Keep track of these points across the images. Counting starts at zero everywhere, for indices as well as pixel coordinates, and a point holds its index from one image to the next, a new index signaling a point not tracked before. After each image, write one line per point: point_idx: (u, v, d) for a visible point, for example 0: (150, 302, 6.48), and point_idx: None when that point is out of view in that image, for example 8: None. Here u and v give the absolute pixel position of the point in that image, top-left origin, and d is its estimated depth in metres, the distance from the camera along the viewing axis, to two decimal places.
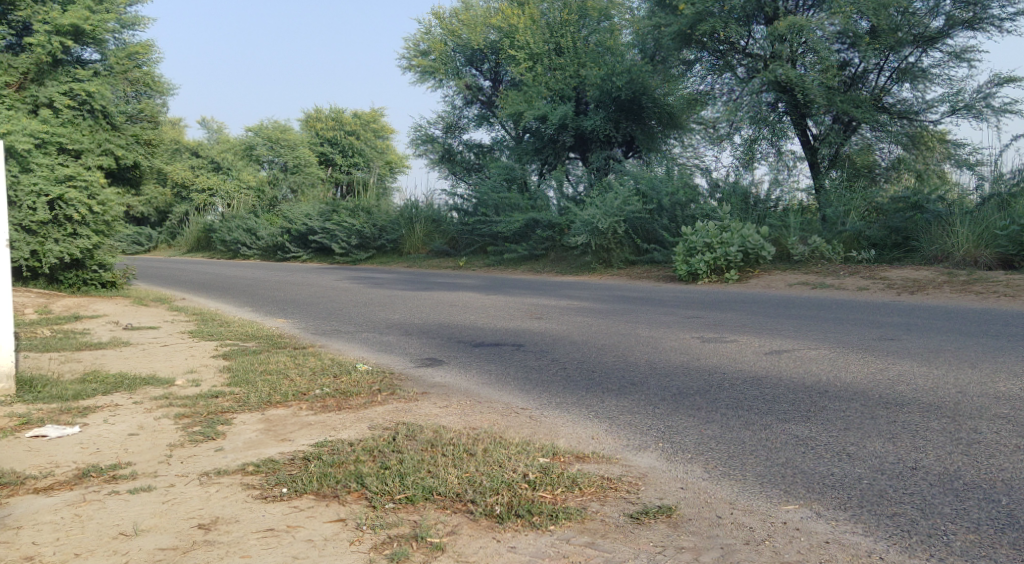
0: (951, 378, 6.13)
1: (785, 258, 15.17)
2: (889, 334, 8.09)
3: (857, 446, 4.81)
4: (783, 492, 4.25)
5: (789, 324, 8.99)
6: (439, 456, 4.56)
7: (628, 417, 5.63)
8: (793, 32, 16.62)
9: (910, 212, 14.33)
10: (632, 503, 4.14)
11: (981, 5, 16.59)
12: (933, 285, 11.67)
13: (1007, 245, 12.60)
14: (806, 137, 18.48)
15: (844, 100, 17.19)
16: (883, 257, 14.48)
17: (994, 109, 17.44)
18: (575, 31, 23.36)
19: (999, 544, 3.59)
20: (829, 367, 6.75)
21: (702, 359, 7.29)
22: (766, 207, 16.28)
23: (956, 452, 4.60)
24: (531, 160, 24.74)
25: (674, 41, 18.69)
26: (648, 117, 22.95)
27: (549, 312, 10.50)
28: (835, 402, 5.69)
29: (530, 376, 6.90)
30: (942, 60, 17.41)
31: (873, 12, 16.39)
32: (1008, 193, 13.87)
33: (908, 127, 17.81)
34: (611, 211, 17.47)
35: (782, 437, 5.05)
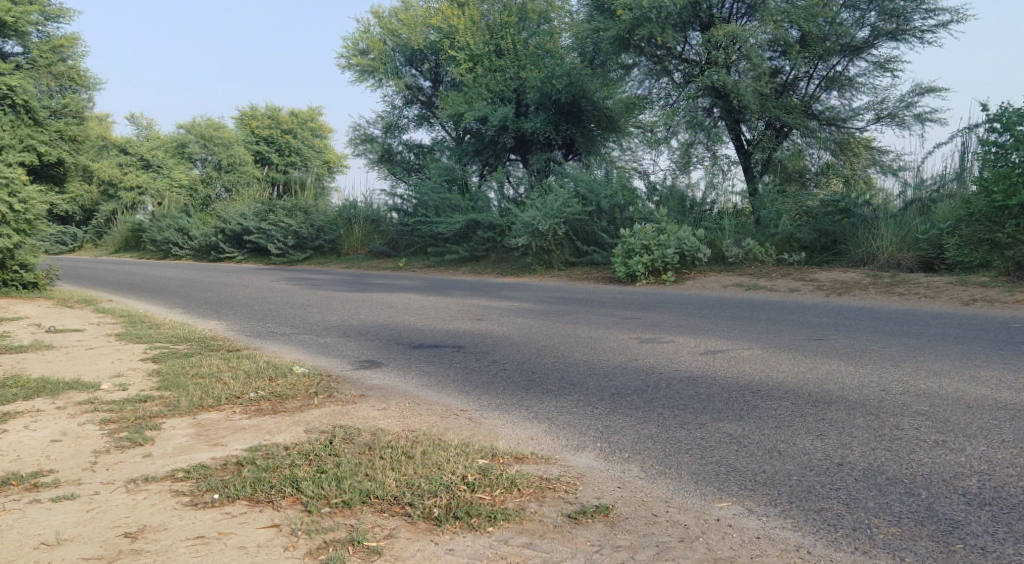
0: (876, 377, 6.34)
1: (720, 260, 15.47)
2: (819, 334, 8.33)
3: (787, 443, 4.94)
4: (717, 490, 4.33)
5: (724, 325, 9.17)
6: (378, 460, 4.53)
7: (567, 418, 5.67)
8: (728, 40, 16.97)
9: (838, 216, 14.78)
10: (570, 503, 4.17)
11: (904, 17, 17.19)
12: (860, 287, 12.04)
13: (928, 248, 13.10)
14: (741, 142, 18.86)
15: (776, 106, 17.63)
16: (813, 259, 14.89)
17: (917, 118, 18.07)
18: (515, 33, 23.45)
19: (919, 536, 3.72)
20: (761, 366, 6.92)
21: (639, 359, 7.39)
22: (702, 210, 16.56)
23: (880, 448, 4.76)
24: (471, 161, 24.66)
25: (613, 46, 18.91)
26: (588, 121, 23.22)
27: (488, 313, 10.52)
28: (767, 400, 5.83)
29: (469, 377, 6.89)
30: (868, 69, 17.98)
31: (803, 21, 16.81)
32: (930, 199, 14.41)
33: (836, 133, 18.38)
34: (551, 212, 17.52)
35: (715, 435, 5.16)
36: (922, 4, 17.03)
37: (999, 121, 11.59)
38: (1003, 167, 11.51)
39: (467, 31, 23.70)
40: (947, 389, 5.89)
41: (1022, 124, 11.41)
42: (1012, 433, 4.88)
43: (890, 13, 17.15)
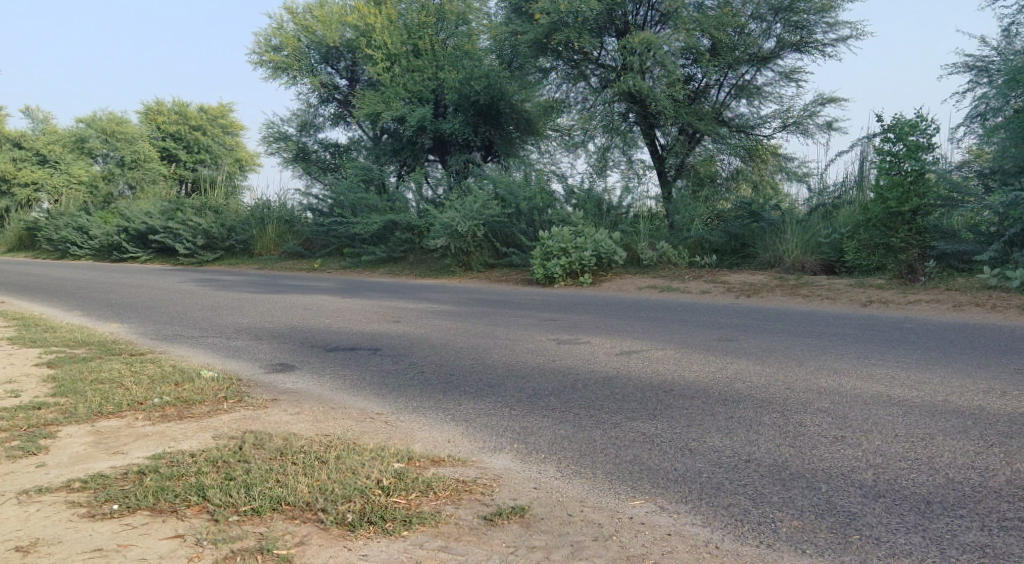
0: (781, 376, 6.54)
1: (635, 262, 15.74)
2: (729, 335, 8.54)
3: (698, 441, 5.06)
4: (631, 488, 4.40)
5: (639, 326, 9.32)
6: (290, 465, 4.44)
7: (484, 419, 5.67)
8: (643, 46, 17.30)
9: (748, 220, 15.32)
10: (486, 505, 4.18)
11: (807, 29, 17.89)
12: (767, 289, 12.43)
13: (831, 252, 13.64)
14: (655, 147, 19.22)
15: (689, 112, 18.03)
16: (723, 261, 15.30)
17: (820, 126, 18.76)
18: (433, 33, 23.37)
19: (819, 529, 3.86)
20: (673, 366, 7.06)
21: (556, 360, 7.44)
22: (618, 213, 16.80)
23: (784, 444, 4.92)
24: (389, 161, 24.37)
25: (531, 49, 19.04)
26: (507, 123, 23.38)
27: (405, 315, 10.43)
28: (680, 400, 5.95)
29: (385, 380, 6.82)
30: (774, 79, 18.57)
31: (714, 30, 17.29)
32: (833, 204, 14.98)
33: (745, 140, 18.85)
34: (470, 214, 17.48)
35: (629, 434, 5.24)
36: (824, 18, 17.74)
37: (893, 132, 12.14)
38: (897, 175, 12.10)
39: (384, 29, 23.40)
40: (846, 386, 6.12)
41: (914, 134, 11.97)
42: (905, 428, 5.10)
43: (795, 25, 17.81)
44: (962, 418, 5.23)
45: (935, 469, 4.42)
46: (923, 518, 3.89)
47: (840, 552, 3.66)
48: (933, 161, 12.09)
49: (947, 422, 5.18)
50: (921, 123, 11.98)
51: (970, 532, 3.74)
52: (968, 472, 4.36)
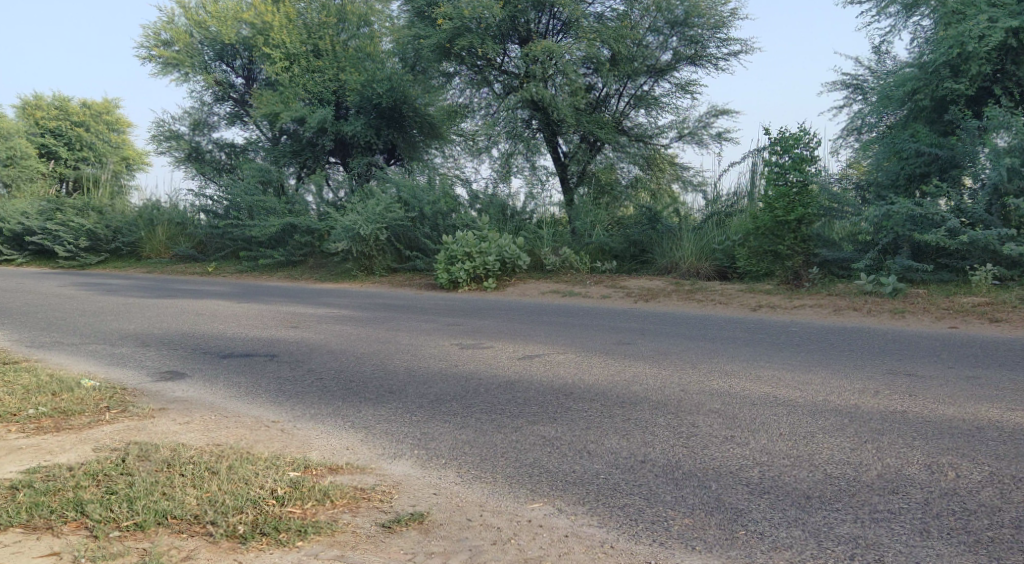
0: (677, 378, 6.73)
1: (538, 267, 15.88)
2: (627, 339, 8.73)
3: (596, 443, 5.14)
4: (530, 492, 4.44)
5: (541, 331, 9.40)
6: (177, 477, 4.28)
7: (384, 426, 5.61)
8: (545, 55, 17.51)
9: (647, 226, 15.71)
10: (384, 512, 4.13)
11: (701, 44, 18.51)
12: (664, 294, 12.78)
13: (723, 259, 14.16)
14: (558, 154, 19.42)
15: (590, 121, 18.38)
16: (623, 267, 15.62)
17: (713, 137, 19.40)
18: (334, 34, 23.01)
19: (709, 526, 3.98)
20: (573, 370, 7.17)
21: (458, 365, 7.43)
22: (520, 218, 16.91)
23: (678, 444, 5.05)
24: (288, 162, 23.81)
25: (434, 53, 19.05)
26: (410, 126, 23.36)
27: (303, 321, 10.22)
28: (579, 403, 6.04)
29: (283, 388, 6.66)
30: (670, 90, 19.10)
31: (613, 41, 17.68)
32: (726, 212, 15.52)
33: (643, 149, 19.42)
34: (372, 218, 17.28)
35: (529, 438, 5.28)
36: (716, 33, 18.41)
37: (780, 144, 12.65)
38: (784, 186, 12.58)
39: (281, 28, 22.65)
40: (737, 388, 6.34)
41: (799, 147, 12.51)
42: (788, 426, 5.32)
43: (690, 39, 18.40)
44: (840, 417, 5.49)
45: (814, 465, 4.63)
46: (803, 512, 4.07)
47: (727, 548, 3.78)
48: (815, 173, 12.67)
49: (827, 420, 5.42)
50: (804, 136, 12.53)
51: (844, 524, 3.93)
52: (845, 467, 4.58)
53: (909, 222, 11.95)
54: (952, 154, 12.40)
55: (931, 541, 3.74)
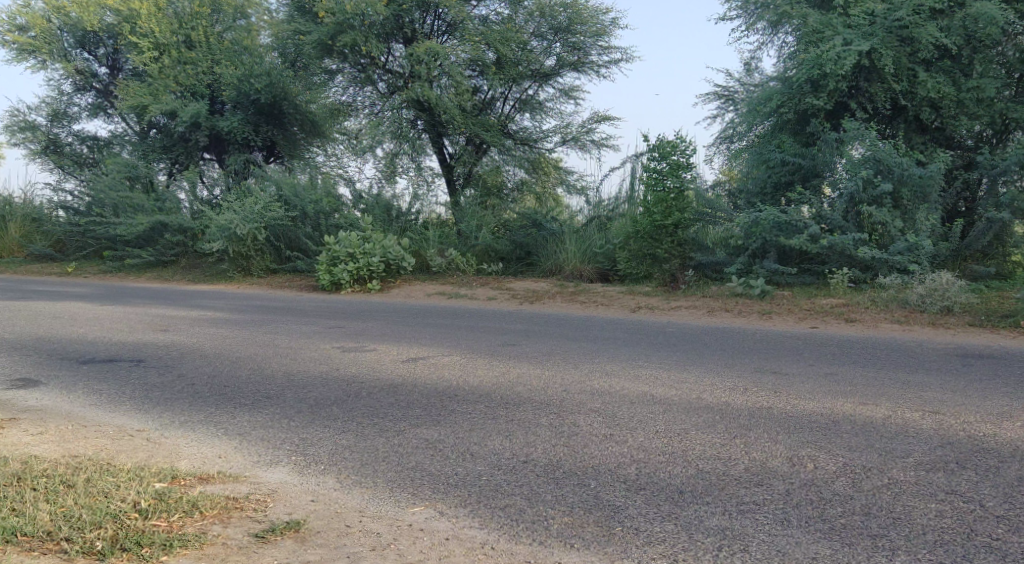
0: (559, 378, 6.82)
1: (424, 269, 15.76)
2: (511, 340, 8.76)
3: (479, 445, 5.12)
4: (411, 495, 4.38)
5: (426, 333, 9.34)
6: (28, 492, 4.00)
7: (260, 432, 5.41)
8: (430, 56, 17.42)
9: (531, 229, 15.86)
10: (257, 522, 3.98)
11: (584, 50, 18.93)
12: (548, 295, 12.93)
13: (604, 261, 14.49)
14: (443, 155, 19.34)
15: (475, 123, 18.35)
16: (509, 269, 15.70)
17: (595, 143, 19.79)
18: (208, 25, 22.03)
19: (588, 524, 4.02)
20: (458, 372, 7.13)
21: (339, 369, 7.26)
22: (405, 220, 16.74)
23: (560, 444, 5.10)
24: (158, 158, 22.74)
25: (315, 50, 18.65)
26: (290, 123, 22.86)
27: (173, 324, 9.77)
28: (463, 405, 6.02)
29: (150, 394, 6.34)
30: (554, 96, 19.36)
31: (498, 44, 17.79)
32: (607, 216, 15.90)
33: (529, 152, 19.52)
34: (250, 217, 16.75)
35: (411, 441, 5.21)
36: (597, 40, 18.86)
37: (657, 151, 13.00)
38: (661, 192, 12.93)
39: (150, 16, 21.36)
40: (617, 387, 6.47)
41: (675, 153, 12.90)
42: (664, 424, 5.46)
43: (573, 46, 18.77)
44: (712, 414, 5.67)
45: (687, 461, 4.76)
46: (676, 507, 4.17)
47: (604, 544, 3.83)
48: (691, 180, 13.11)
49: (699, 417, 5.60)
50: (680, 143, 12.93)
51: (714, 517, 4.05)
52: (715, 462, 4.74)
53: (775, 228, 12.56)
54: (812, 164, 13.15)
55: (792, 529, 3.90)
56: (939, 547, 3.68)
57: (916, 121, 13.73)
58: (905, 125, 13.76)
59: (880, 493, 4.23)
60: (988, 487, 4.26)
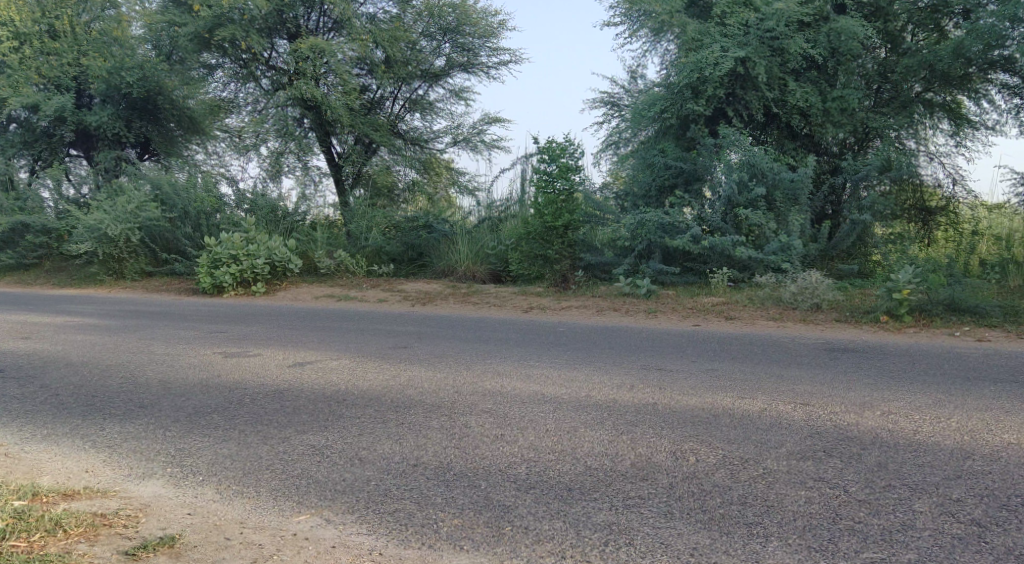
0: (450, 380, 6.77)
1: (312, 270, 15.42)
2: (403, 343, 8.65)
3: (369, 449, 5.02)
4: (296, 504, 4.24)
5: (313, 336, 9.11)
6: None
7: (132, 444, 5.14)
8: (315, 53, 17.05)
9: (422, 231, 15.76)
10: (128, 538, 3.78)
11: (473, 52, 19.01)
12: (440, 297, 12.85)
13: (497, 262, 14.52)
14: (331, 154, 18.94)
15: (364, 122, 18.05)
16: (400, 271, 15.54)
17: (486, 144, 19.85)
18: (74, 14, 20.84)
19: (478, 525, 3.99)
20: (348, 376, 6.98)
21: (221, 375, 6.99)
22: (292, 220, 16.28)
23: (451, 446, 5.05)
24: (19, 154, 21.42)
25: (192, 43, 17.96)
26: (166, 119, 21.93)
27: (36, 331, 9.18)
28: (351, 409, 5.88)
29: (10, 407, 5.93)
30: (444, 96, 19.30)
31: (386, 42, 17.62)
32: (499, 217, 16.01)
33: (420, 153, 19.52)
34: (122, 217, 16.07)
35: (297, 448, 5.06)
36: (486, 42, 18.98)
37: (547, 153, 13.10)
38: (551, 193, 13.03)
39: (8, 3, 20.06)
40: (509, 387, 6.47)
41: (565, 156, 13.05)
42: (554, 423, 5.49)
43: (461, 46, 18.82)
44: (601, 411, 5.76)
45: (577, 458, 4.81)
46: (565, 504, 4.20)
47: (493, 544, 3.82)
48: (580, 182, 13.27)
49: (588, 414, 5.67)
50: (569, 146, 13.08)
51: (601, 512, 4.10)
52: (603, 458, 4.80)
53: (659, 230, 12.89)
54: (694, 169, 13.60)
55: (675, 522, 3.99)
56: (809, 532, 3.84)
57: (787, 128, 14.40)
58: (777, 132, 14.41)
59: (755, 482, 4.39)
60: (852, 473, 4.48)
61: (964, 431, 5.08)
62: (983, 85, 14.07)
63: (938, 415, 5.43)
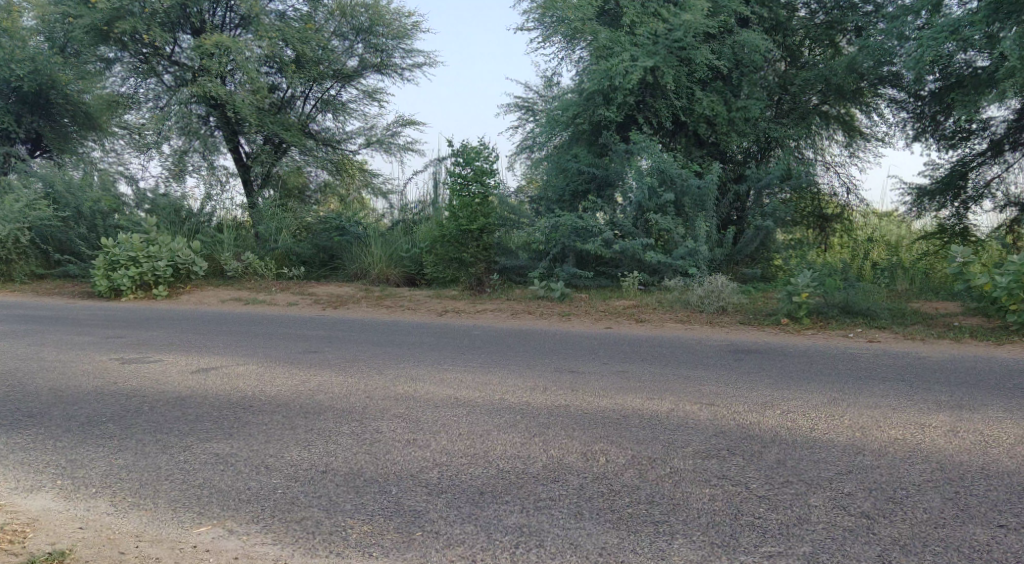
0: (361, 385, 6.67)
1: (218, 273, 15.00)
2: (313, 347, 8.49)
3: (275, 457, 4.91)
4: (197, 515, 4.11)
5: (218, 341, 8.85)
6: None
7: (20, 455, 4.90)
8: (221, 50, 16.59)
9: (333, 232, 15.48)
10: (14, 556, 3.64)
11: (386, 53, 18.80)
12: (352, 301, 12.68)
13: (411, 266, 14.37)
14: (239, 154, 18.52)
15: (273, 122, 17.62)
16: (311, 274, 15.34)
17: (400, 146, 19.69)
18: None
19: (387, 531, 3.95)
20: (255, 382, 6.79)
21: (118, 382, 6.70)
22: (197, 220, 15.77)
23: (361, 451, 4.99)
24: None
25: (89, 36, 17.24)
26: (59, 114, 20.99)
27: None
28: (258, 416, 5.73)
29: None
30: (357, 97, 19.03)
31: (296, 41, 17.29)
32: (412, 219, 15.97)
33: (332, 154, 19.17)
34: (11, 216, 15.26)
35: (200, 457, 4.91)
36: (400, 43, 18.83)
37: (462, 156, 13.10)
38: (466, 197, 13.04)
39: None
40: (421, 391, 6.43)
41: (479, 159, 13.07)
42: (467, 426, 5.48)
43: (375, 47, 18.59)
44: (514, 414, 5.78)
45: (489, 461, 4.81)
46: (476, 507, 4.19)
47: (402, 550, 3.78)
48: (494, 186, 13.29)
49: (501, 417, 5.68)
50: (484, 150, 13.11)
51: (512, 515, 4.10)
52: (515, 461, 4.81)
53: (573, 234, 13.11)
54: (606, 174, 13.83)
55: (585, 522, 4.03)
56: (712, 528, 3.93)
57: (694, 136, 14.77)
58: (686, 139, 14.78)
59: (662, 482, 4.47)
60: (752, 470, 4.61)
61: (856, 428, 5.31)
62: (874, 100, 14.66)
63: (833, 414, 5.65)
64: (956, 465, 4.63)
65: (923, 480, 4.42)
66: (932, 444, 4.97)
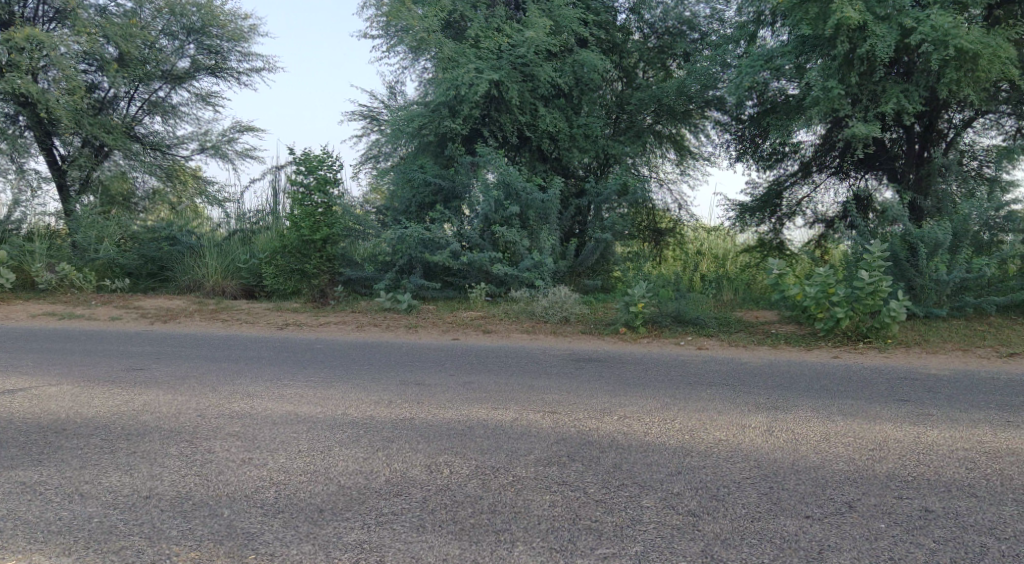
0: (192, 403, 6.34)
1: (30, 286, 13.94)
2: (137, 364, 7.98)
3: (92, 483, 4.56)
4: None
5: (28, 360, 8.14)
6: None
7: None
8: (32, 44, 15.41)
9: (163, 243, 14.56)
10: None
11: (220, 55, 18.14)
12: (184, 314, 12.05)
13: (249, 278, 13.67)
14: (54, 158, 17.21)
15: (93, 123, 16.50)
16: (138, 285, 14.45)
17: (237, 153, 18.94)
18: None
19: (217, 556, 3.76)
20: (70, 403, 6.29)
21: None
22: (4, 228, 14.71)
23: (190, 474, 4.71)
24: None
25: None
26: None
27: None
28: (73, 440, 5.33)
29: None
30: (189, 100, 18.16)
31: (120, 39, 16.35)
32: (249, 230, 15.35)
33: (161, 159, 18.17)
34: None
35: (3, 487, 4.49)
36: (235, 45, 18.22)
37: (304, 164, 12.77)
38: (308, 206, 12.78)
39: None
40: (259, 408, 6.18)
41: (322, 168, 12.79)
42: (307, 443, 5.31)
43: (208, 48, 17.88)
44: (356, 428, 5.65)
45: (330, 478, 4.67)
46: (314, 526, 4.06)
47: None
48: (337, 195, 13.11)
49: (342, 433, 5.53)
50: (327, 159, 12.85)
51: (352, 532, 4.00)
52: (356, 477, 4.70)
53: (419, 245, 13.06)
54: (452, 185, 13.94)
55: (426, 535, 3.98)
56: (552, 534, 3.99)
57: (538, 151, 15.09)
58: (530, 154, 15.04)
59: (504, 490, 4.49)
60: (590, 476, 4.71)
61: (686, 431, 5.55)
62: (701, 121, 15.56)
63: (665, 418, 5.87)
64: (772, 462, 4.93)
65: (743, 477, 4.67)
66: (751, 443, 5.28)
